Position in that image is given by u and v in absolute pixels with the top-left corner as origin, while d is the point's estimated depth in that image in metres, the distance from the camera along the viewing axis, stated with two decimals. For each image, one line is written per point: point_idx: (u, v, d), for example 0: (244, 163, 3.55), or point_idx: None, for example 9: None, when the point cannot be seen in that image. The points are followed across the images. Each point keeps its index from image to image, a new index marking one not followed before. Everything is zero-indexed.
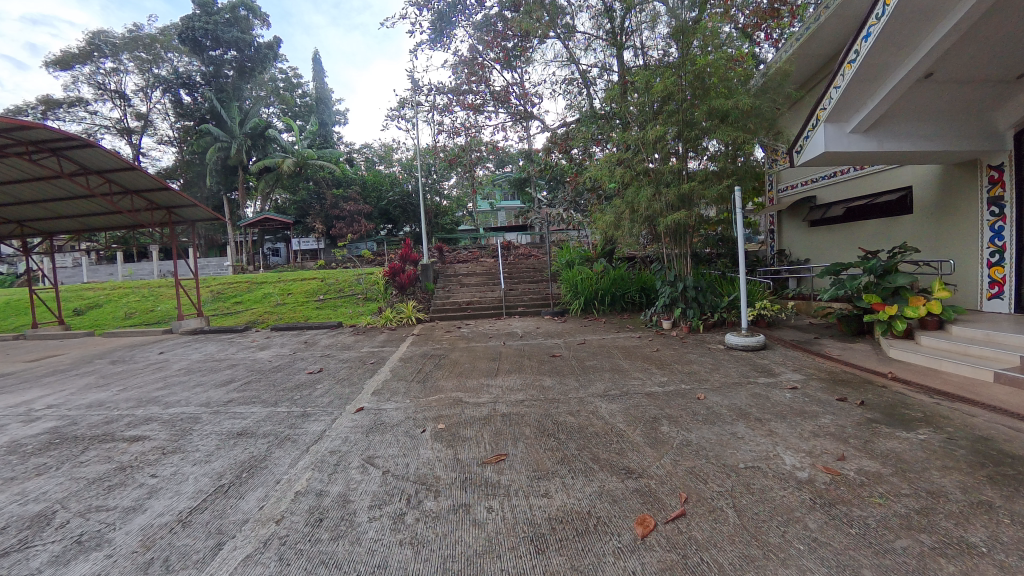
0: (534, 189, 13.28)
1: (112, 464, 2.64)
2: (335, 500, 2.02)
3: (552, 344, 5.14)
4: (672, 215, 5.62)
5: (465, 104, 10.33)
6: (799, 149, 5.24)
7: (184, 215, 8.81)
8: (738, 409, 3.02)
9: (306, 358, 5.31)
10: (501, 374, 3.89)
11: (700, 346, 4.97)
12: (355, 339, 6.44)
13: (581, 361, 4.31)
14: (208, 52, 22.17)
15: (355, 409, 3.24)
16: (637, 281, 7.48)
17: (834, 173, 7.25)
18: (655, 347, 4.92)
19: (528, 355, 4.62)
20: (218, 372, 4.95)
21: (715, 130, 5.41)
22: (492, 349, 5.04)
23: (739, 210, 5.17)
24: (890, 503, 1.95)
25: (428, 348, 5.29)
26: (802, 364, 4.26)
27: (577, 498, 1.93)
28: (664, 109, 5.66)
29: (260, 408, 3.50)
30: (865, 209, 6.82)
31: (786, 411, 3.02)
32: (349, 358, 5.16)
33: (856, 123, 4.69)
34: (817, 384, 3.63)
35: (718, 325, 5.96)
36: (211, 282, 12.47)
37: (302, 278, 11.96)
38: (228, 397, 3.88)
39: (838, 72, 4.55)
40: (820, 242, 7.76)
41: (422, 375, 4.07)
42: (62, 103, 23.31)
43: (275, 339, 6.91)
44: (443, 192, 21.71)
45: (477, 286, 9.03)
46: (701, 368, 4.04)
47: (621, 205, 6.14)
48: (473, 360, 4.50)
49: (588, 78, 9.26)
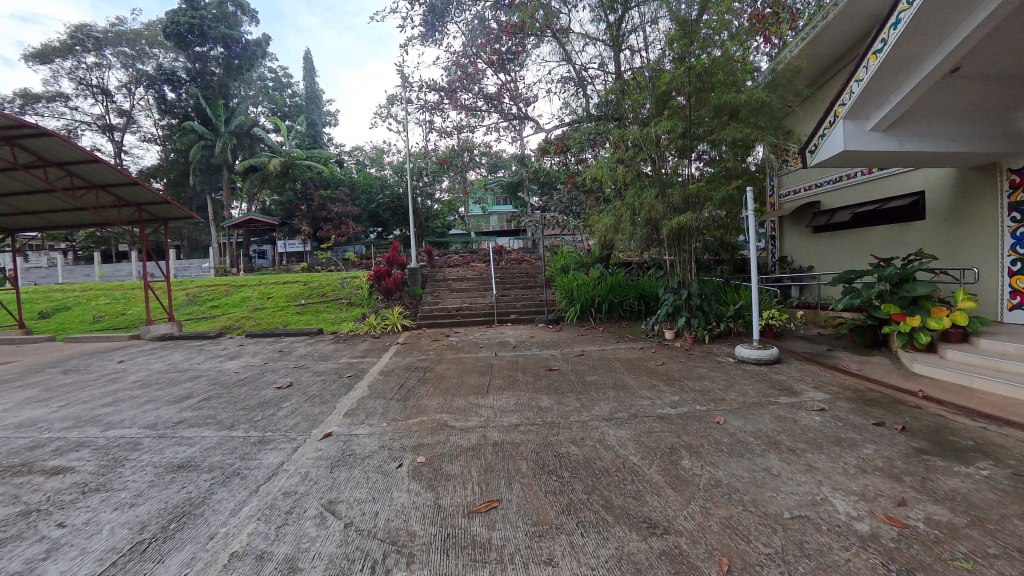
0: (528, 193, 12.91)
1: (15, 507, 2.16)
2: (278, 568, 1.58)
3: (548, 356, 4.72)
4: (678, 218, 5.16)
5: (458, 103, 9.95)
6: (813, 148, 4.82)
7: (156, 214, 8.18)
8: (766, 437, 2.62)
9: (277, 369, 4.82)
10: (493, 392, 3.45)
11: (709, 359, 4.59)
12: (334, 348, 5.96)
13: (581, 375, 3.89)
14: (193, 48, 21.46)
15: (322, 436, 2.79)
16: (635, 288, 7.10)
17: (841, 178, 7.01)
18: (661, 359, 4.53)
19: (523, 368, 4.19)
20: (177, 385, 4.45)
21: (721, 128, 5.06)
22: (483, 361, 4.61)
23: (750, 211, 4.74)
24: (980, 568, 1.55)
25: (414, 359, 4.86)
26: (824, 380, 3.88)
27: (590, 566, 1.51)
28: (669, 105, 5.30)
29: (213, 431, 3.02)
30: (873, 215, 6.52)
31: (820, 439, 2.63)
32: (325, 370, 4.69)
33: (878, 120, 4.28)
34: (845, 405, 3.25)
35: (723, 335, 5.56)
36: (187, 285, 11.87)
37: (284, 281, 11.43)
38: (179, 418, 3.39)
39: (861, 64, 4.16)
40: (825, 249, 7.47)
41: (404, 392, 3.62)
42: (41, 98, 22.61)
43: (248, 347, 6.40)
44: (434, 197, 21.13)
45: (468, 291, 8.60)
46: (714, 386, 3.63)
47: (621, 207, 5.71)
48: (462, 373, 4.07)
49: (584, 77, 8.97)
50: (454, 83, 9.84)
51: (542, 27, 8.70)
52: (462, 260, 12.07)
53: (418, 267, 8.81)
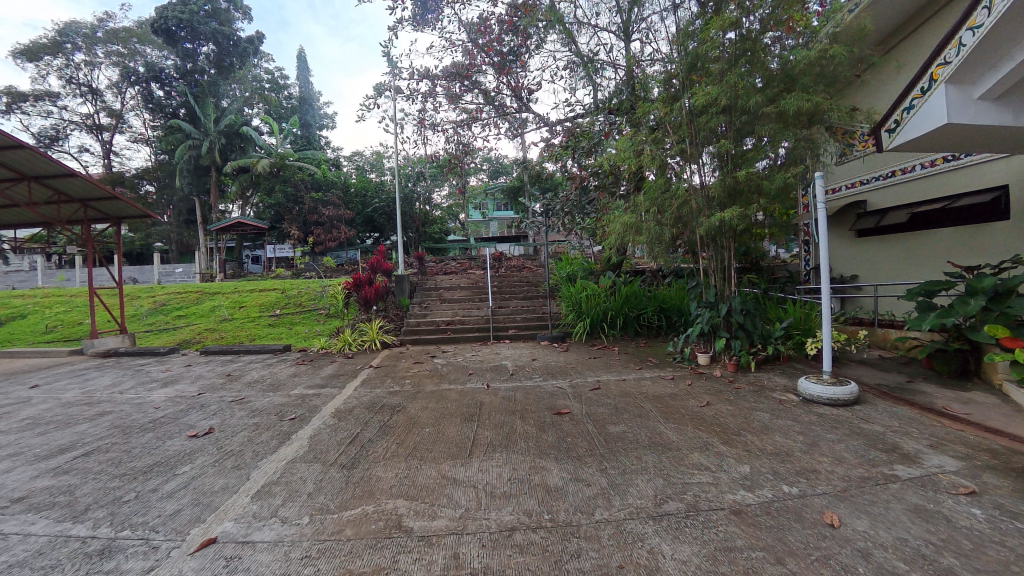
0: (530, 196, 11.88)
1: None
2: None
3: (556, 389, 3.68)
4: (720, 214, 4.09)
5: (453, 93, 8.98)
6: (895, 125, 3.73)
7: (105, 211, 7.16)
8: (926, 564, 1.59)
9: (208, 404, 3.76)
10: (479, 455, 2.40)
11: (765, 396, 3.53)
12: (294, 372, 4.91)
13: (602, 424, 2.86)
14: (183, 44, 20.72)
15: (199, 546, 1.75)
16: (654, 300, 6.06)
17: (893, 173, 6.04)
18: (704, 397, 3.46)
19: (521, 410, 3.13)
20: (70, 427, 3.40)
21: (778, 99, 3.98)
22: (470, 396, 3.55)
23: (820, 201, 3.43)
24: None
25: (384, 391, 3.80)
26: (937, 434, 2.82)
27: None
28: (705, 76, 4.26)
29: (46, 528, 1.97)
30: (937, 216, 5.50)
31: (1017, 565, 1.58)
32: (267, 406, 3.62)
33: (994, 83, 3.18)
34: (999, 483, 2.20)
35: (770, 361, 4.47)
36: (157, 292, 10.83)
37: (262, 288, 10.39)
38: (23, 492, 2.33)
39: (978, 4, 3.01)
40: (874, 255, 6.44)
41: (355, 450, 2.58)
42: (28, 96, 21.76)
43: (195, 368, 5.36)
44: (433, 202, 19.74)
45: (461, 301, 7.55)
46: (792, 445, 2.59)
47: (641, 201, 4.63)
48: (440, 418, 3.02)
49: (595, 62, 7.98)
50: (449, 73, 8.90)
51: (547, 12, 7.80)
52: (459, 267, 11.09)
53: (406, 274, 7.75)
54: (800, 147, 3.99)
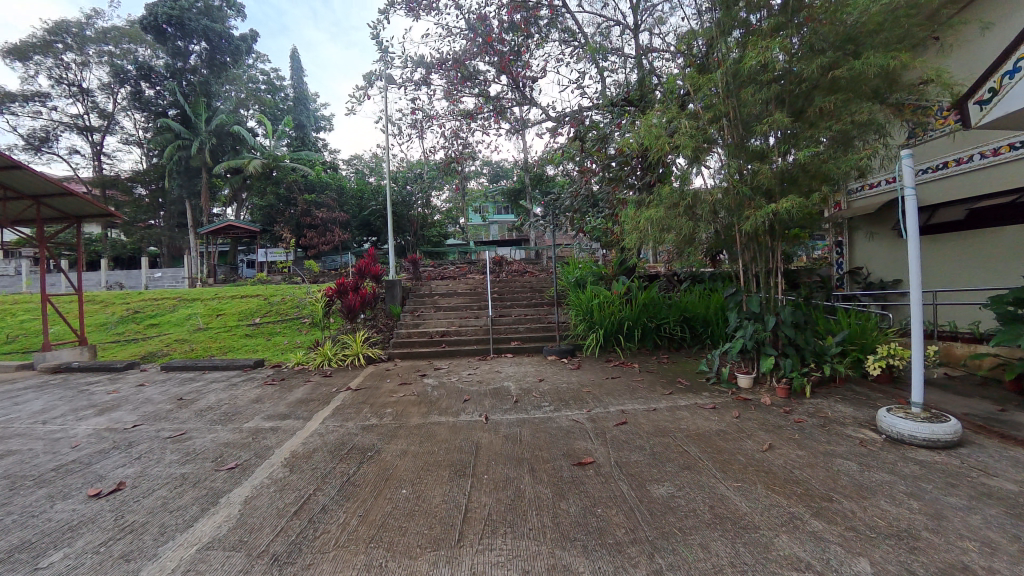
0: (533, 196, 11.17)
1: None
2: None
3: (571, 424, 2.94)
4: (768, 207, 3.37)
5: (450, 83, 8.25)
6: (993, 94, 2.99)
7: (63, 209, 6.45)
8: None
9: (138, 442, 3.01)
10: (474, 544, 1.65)
11: (838, 434, 2.78)
12: (258, 394, 4.17)
13: (641, 483, 2.11)
14: (173, 42, 19.94)
15: None
16: (676, 309, 5.33)
17: (947, 164, 5.30)
18: (762, 437, 2.70)
19: (530, 459, 2.38)
20: None
21: (840, 67, 3.25)
22: (463, 434, 2.80)
23: (908, 187, 2.71)
24: None
25: (357, 426, 3.05)
26: None
27: None
28: (750, 40, 3.52)
29: None
30: (1004, 211, 4.78)
31: None
32: (208, 446, 2.87)
33: None
34: None
35: (825, 382, 3.76)
36: (132, 299, 10.04)
37: (244, 294, 9.62)
38: None
39: None
40: (926, 258, 5.71)
41: (298, 528, 1.83)
42: (17, 97, 21.07)
43: (146, 389, 4.59)
44: (432, 204, 19.06)
45: (458, 309, 6.81)
46: (912, 518, 1.85)
47: (670, 192, 3.89)
48: (423, 471, 2.27)
49: (606, 46, 7.27)
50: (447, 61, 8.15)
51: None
52: (457, 271, 10.37)
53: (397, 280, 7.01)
54: (868, 125, 3.27)
